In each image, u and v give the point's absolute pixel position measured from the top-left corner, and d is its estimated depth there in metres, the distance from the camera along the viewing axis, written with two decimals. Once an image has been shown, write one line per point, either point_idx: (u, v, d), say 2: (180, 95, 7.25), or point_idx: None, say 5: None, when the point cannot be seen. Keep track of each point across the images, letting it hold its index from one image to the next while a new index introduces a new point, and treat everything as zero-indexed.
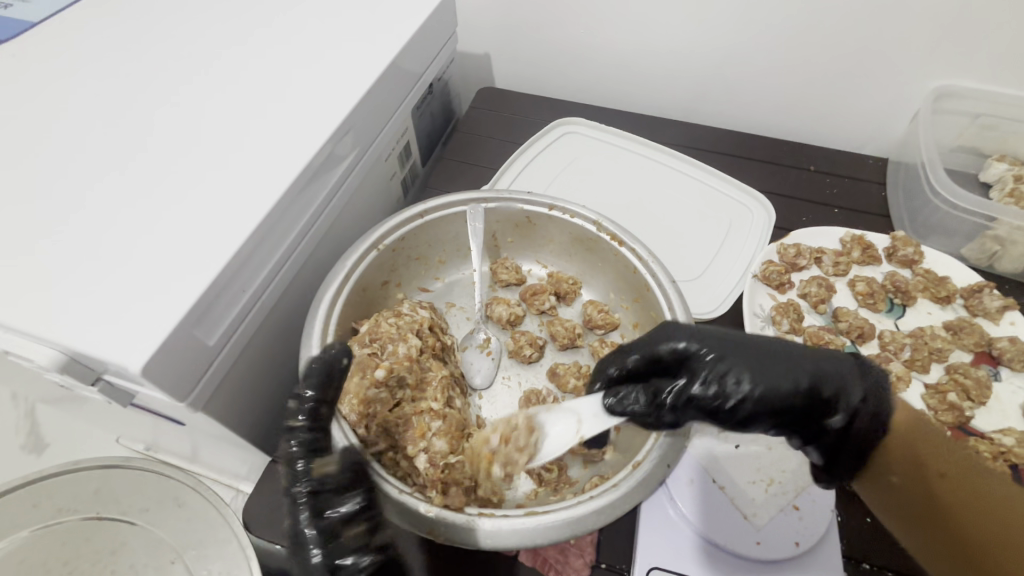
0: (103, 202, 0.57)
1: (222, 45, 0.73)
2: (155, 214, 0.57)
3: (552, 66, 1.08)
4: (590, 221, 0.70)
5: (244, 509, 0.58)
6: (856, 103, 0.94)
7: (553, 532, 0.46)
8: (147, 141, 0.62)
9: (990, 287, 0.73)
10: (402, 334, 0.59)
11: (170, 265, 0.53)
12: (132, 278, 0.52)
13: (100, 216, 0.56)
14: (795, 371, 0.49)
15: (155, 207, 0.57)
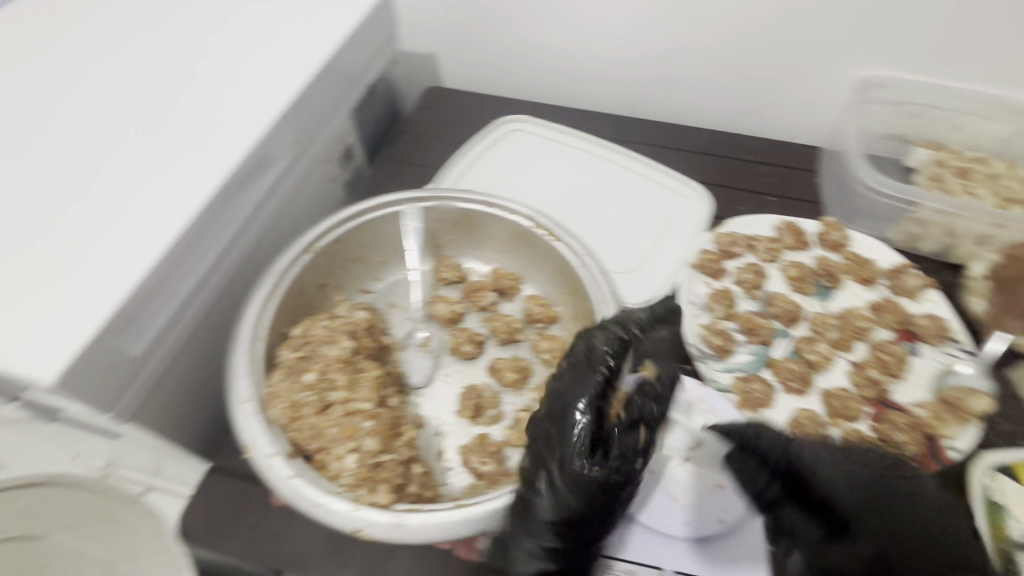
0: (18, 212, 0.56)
1: (144, 47, 0.71)
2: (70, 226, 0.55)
3: (497, 63, 1.08)
4: (526, 217, 0.71)
5: (180, 525, 0.59)
6: (790, 94, 0.96)
7: (474, 525, 0.48)
8: (64, 148, 0.61)
9: (911, 268, 0.78)
10: (335, 336, 0.59)
11: (86, 276, 0.52)
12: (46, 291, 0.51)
13: (13, 227, 0.55)
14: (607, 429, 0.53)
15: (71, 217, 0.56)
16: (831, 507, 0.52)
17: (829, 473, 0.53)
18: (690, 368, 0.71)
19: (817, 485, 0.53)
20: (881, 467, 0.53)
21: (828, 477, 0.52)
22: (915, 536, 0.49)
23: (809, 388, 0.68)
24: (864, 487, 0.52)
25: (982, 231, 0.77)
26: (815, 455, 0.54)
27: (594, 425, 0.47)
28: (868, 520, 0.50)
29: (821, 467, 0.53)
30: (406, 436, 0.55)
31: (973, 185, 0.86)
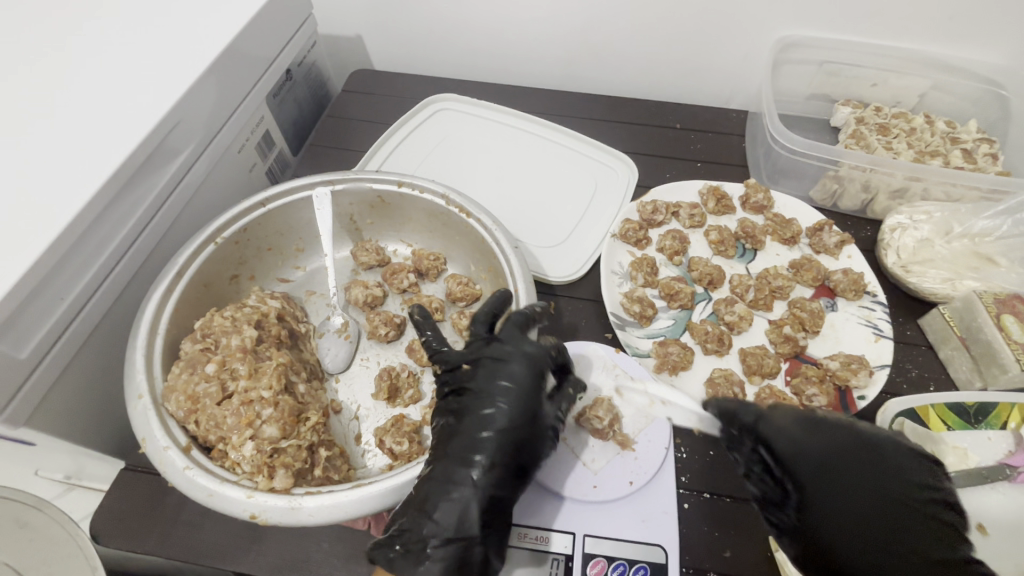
0: None
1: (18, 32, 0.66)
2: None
3: (424, 41, 1.05)
4: (439, 195, 0.70)
5: (90, 522, 0.56)
6: (717, 58, 0.95)
7: (377, 501, 0.48)
8: None
9: (830, 224, 0.78)
10: (237, 326, 0.59)
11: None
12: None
13: None
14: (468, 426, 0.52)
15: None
16: (803, 479, 0.50)
17: (816, 449, 0.51)
18: (613, 337, 0.71)
19: (785, 458, 0.51)
20: (858, 441, 0.52)
21: (801, 458, 0.51)
22: (865, 521, 0.48)
23: (727, 349, 0.69)
24: (829, 464, 0.50)
25: (897, 186, 0.78)
26: (781, 432, 0.51)
27: (476, 389, 0.54)
28: (828, 488, 0.49)
29: (787, 444, 0.51)
30: (311, 421, 0.55)
31: (892, 141, 0.87)
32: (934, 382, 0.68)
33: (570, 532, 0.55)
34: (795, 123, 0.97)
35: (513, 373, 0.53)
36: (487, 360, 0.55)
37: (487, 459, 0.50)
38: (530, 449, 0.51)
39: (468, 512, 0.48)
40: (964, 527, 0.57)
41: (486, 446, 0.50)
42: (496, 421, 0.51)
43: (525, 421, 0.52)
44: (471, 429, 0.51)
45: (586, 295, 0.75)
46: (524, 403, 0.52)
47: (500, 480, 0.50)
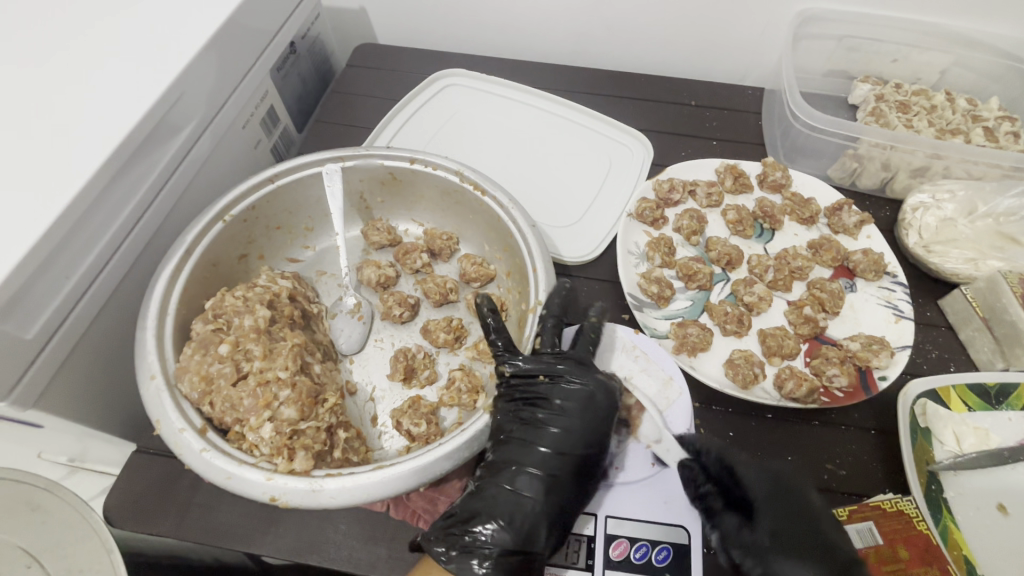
0: None
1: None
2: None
3: (430, 15, 1.01)
4: (453, 172, 0.68)
5: (104, 504, 0.55)
6: (732, 34, 0.92)
7: (397, 483, 0.47)
8: None
9: (849, 204, 0.77)
10: (250, 306, 0.57)
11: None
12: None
13: None
14: (544, 443, 0.53)
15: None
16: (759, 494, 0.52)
17: (781, 470, 0.53)
18: (630, 318, 0.70)
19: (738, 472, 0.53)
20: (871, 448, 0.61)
21: (758, 480, 0.52)
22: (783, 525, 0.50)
23: (746, 330, 0.68)
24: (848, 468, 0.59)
25: (918, 165, 0.77)
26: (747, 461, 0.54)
27: (550, 406, 0.55)
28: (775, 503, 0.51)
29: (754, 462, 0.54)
30: (329, 402, 0.54)
31: (913, 118, 0.85)
32: (954, 363, 0.67)
33: (592, 513, 0.54)
34: (813, 100, 0.94)
35: (589, 396, 0.55)
36: (568, 379, 0.56)
37: (560, 483, 0.52)
38: (598, 473, 0.54)
39: (543, 533, 0.50)
40: (986, 507, 0.56)
41: (561, 465, 0.53)
42: (568, 443, 0.53)
43: (591, 446, 0.54)
44: (541, 449, 0.53)
45: (602, 276, 0.74)
46: (600, 430, 0.55)
47: (571, 505, 0.52)
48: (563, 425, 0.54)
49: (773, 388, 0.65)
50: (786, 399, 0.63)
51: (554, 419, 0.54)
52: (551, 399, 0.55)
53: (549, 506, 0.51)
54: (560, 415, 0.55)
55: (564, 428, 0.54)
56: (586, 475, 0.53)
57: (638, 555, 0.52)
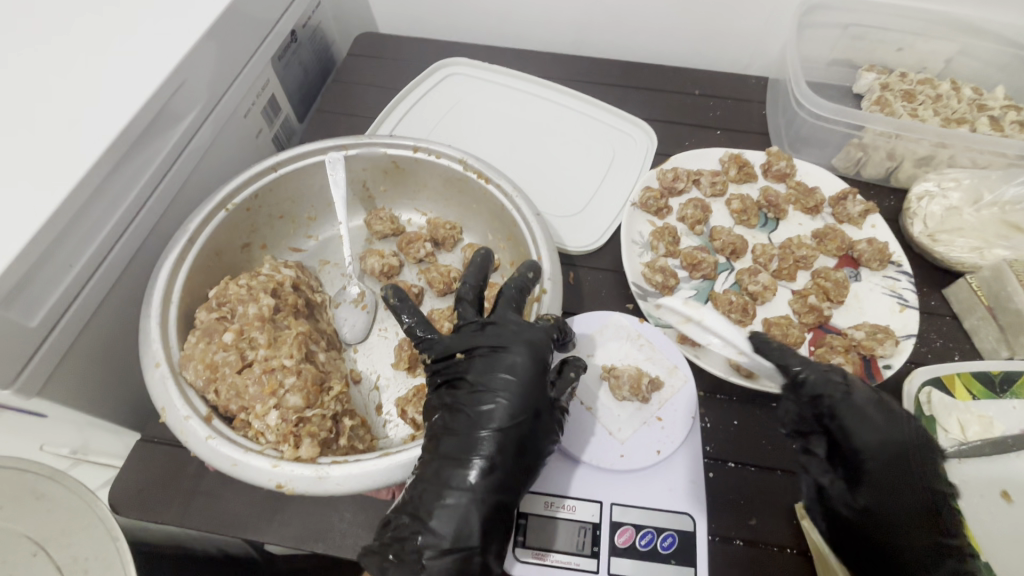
0: None
1: None
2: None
3: (431, 3, 1.00)
4: (456, 160, 0.68)
5: (109, 494, 0.55)
6: (736, 23, 0.92)
7: (405, 471, 0.48)
8: None
9: (854, 193, 0.76)
10: (254, 294, 0.57)
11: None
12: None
13: None
14: (471, 421, 0.50)
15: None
16: (868, 467, 0.51)
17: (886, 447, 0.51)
18: (635, 308, 0.70)
19: (852, 443, 0.52)
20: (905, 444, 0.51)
21: (876, 448, 0.51)
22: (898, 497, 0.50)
23: (751, 319, 0.68)
24: (894, 458, 0.51)
25: (924, 154, 0.76)
26: (863, 423, 0.52)
27: (473, 381, 0.52)
28: (879, 477, 0.50)
29: (866, 433, 0.52)
30: (334, 390, 0.54)
31: (918, 108, 0.84)
32: (959, 352, 0.67)
33: (597, 501, 0.54)
34: (817, 89, 0.94)
35: (511, 366, 0.51)
36: (484, 350, 0.53)
37: (488, 461, 0.48)
38: (532, 447, 0.50)
39: (470, 516, 0.47)
40: (991, 495, 0.56)
41: (496, 443, 0.49)
42: (501, 418, 0.49)
43: (523, 417, 0.50)
44: (470, 428, 0.50)
45: (606, 266, 0.74)
46: (524, 399, 0.50)
47: (500, 484, 0.48)
48: (491, 400, 0.50)
49: None
50: None
51: (476, 396, 0.51)
52: (473, 374, 0.52)
53: (481, 487, 0.48)
54: (484, 390, 0.51)
55: (490, 403, 0.50)
56: (522, 450, 0.49)
57: (644, 541, 0.52)
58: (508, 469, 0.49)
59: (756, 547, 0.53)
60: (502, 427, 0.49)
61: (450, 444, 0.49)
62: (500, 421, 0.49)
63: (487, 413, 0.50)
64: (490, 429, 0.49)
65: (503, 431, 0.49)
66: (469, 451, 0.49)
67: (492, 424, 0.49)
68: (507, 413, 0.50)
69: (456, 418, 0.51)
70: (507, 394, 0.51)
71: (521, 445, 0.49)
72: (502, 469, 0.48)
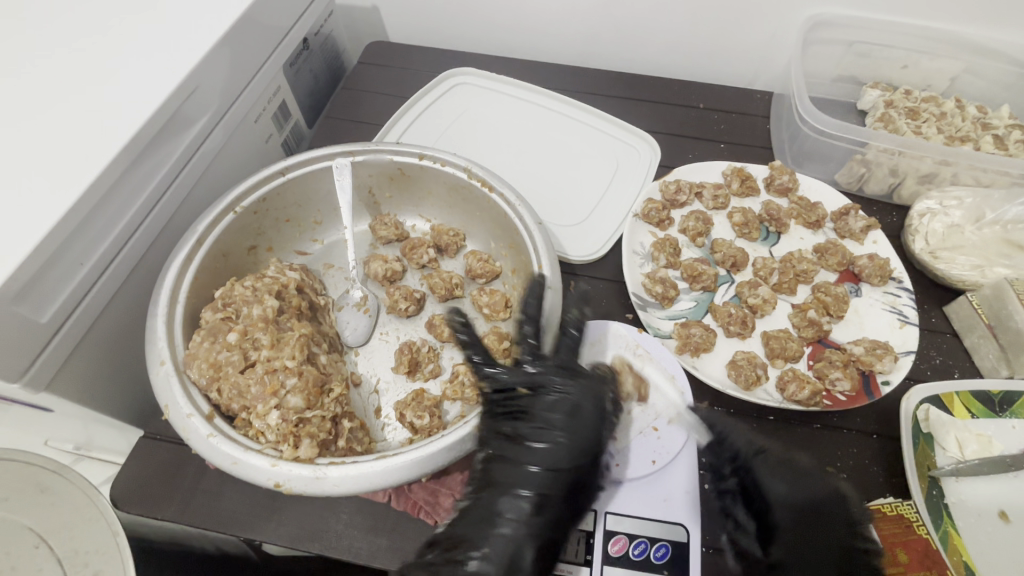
0: None
1: None
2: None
3: (442, 14, 1.02)
4: (461, 168, 0.69)
5: (112, 486, 0.57)
6: (742, 38, 0.93)
7: (403, 473, 0.48)
8: None
9: (856, 209, 0.76)
10: (259, 296, 0.58)
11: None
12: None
13: None
14: (527, 456, 0.52)
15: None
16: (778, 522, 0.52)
17: (798, 496, 0.52)
18: (634, 318, 0.71)
19: (764, 497, 0.53)
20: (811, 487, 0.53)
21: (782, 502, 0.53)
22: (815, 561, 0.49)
23: (750, 331, 0.68)
24: (804, 510, 0.52)
25: (926, 171, 0.77)
26: (773, 475, 0.53)
27: (530, 417, 0.54)
28: (794, 537, 0.51)
29: (777, 488, 0.53)
30: (334, 392, 0.55)
31: (922, 125, 0.85)
32: (958, 370, 0.67)
33: (590, 509, 0.55)
34: (821, 105, 0.94)
35: (575, 406, 0.54)
36: (547, 390, 0.55)
37: (543, 497, 0.50)
38: (585, 487, 0.52)
39: (524, 546, 0.48)
40: (988, 515, 0.56)
41: (552, 479, 0.51)
42: (560, 458, 0.52)
43: (582, 457, 0.52)
44: (524, 462, 0.52)
45: (606, 275, 0.74)
46: (583, 441, 0.53)
47: (553, 520, 0.50)
48: (550, 439, 0.53)
49: (775, 391, 0.64)
50: (789, 401, 0.63)
51: (533, 431, 0.53)
52: (532, 412, 0.54)
53: (534, 520, 0.49)
54: (543, 426, 0.53)
55: (550, 440, 0.53)
56: (577, 490, 0.51)
57: (637, 551, 0.52)
58: (558, 507, 0.50)
59: (751, 561, 0.53)
60: (559, 467, 0.51)
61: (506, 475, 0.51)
62: (556, 462, 0.52)
63: (543, 450, 0.52)
64: (545, 467, 0.51)
65: (557, 470, 0.51)
66: (522, 485, 0.51)
67: (549, 463, 0.52)
68: (564, 455, 0.52)
69: (512, 451, 0.52)
70: (565, 435, 0.53)
71: (574, 485, 0.51)
72: (554, 506, 0.50)
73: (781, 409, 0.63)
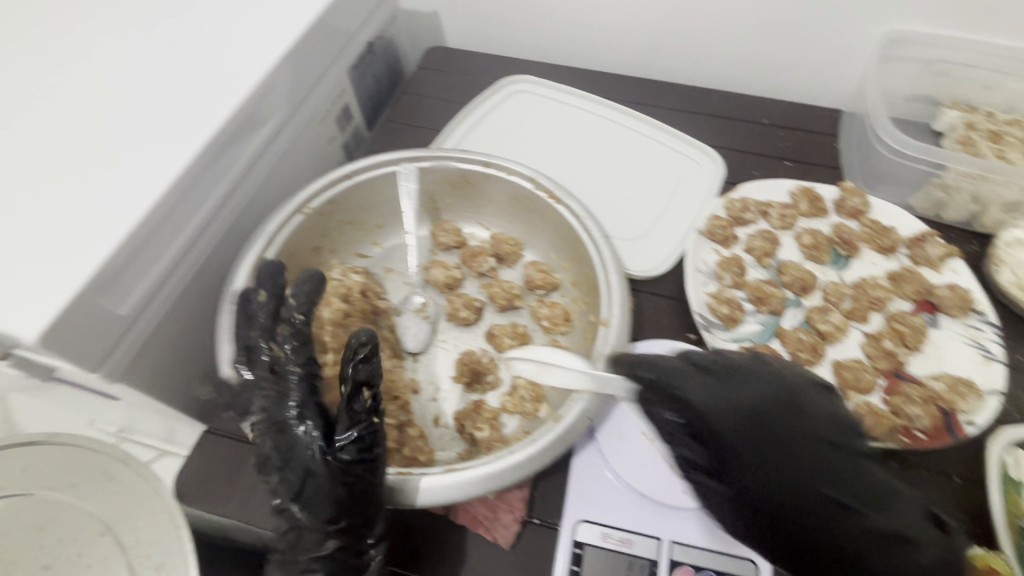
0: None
1: None
2: (18, 178, 0.52)
3: (501, 19, 1.02)
4: (526, 178, 0.68)
5: (176, 480, 0.58)
6: (812, 54, 0.90)
7: (469, 488, 0.48)
8: (40, 90, 0.58)
9: (934, 235, 0.73)
10: (327, 299, 0.61)
11: (17, 233, 0.49)
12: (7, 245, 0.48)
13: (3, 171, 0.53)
14: (311, 474, 0.47)
15: (38, 166, 0.53)
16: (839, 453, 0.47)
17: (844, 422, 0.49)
18: (697, 339, 0.68)
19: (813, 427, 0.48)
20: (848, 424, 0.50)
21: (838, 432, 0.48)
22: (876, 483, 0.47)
23: (820, 360, 0.66)
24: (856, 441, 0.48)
25: (1013, 199, 0.72)
26: (825, 408, 0.49)
27: (273, 425, 0.49)
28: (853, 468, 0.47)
29: (822, 418, 0.48)
30: (399, 401, 0.59)
31: (1006, 149, 0.80)
32: None
33: (655, 537, 0.53)
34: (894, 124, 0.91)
35: (285, 414, 0.49)
36: (275, 393, 0.50)
37: (302, 511, 0.47)
38: (333, 503, 0.47)
39: (333, 552, 0.48)
40: None
41: (302, 495, 0.47)
42: (298, 473, 0.47)
43: (305, 472, 0.47)
44: (297, 478, 0.47)
45: (667, 293, 0.73)
46: (298, 454, 0.48)
47: (334, 530, 0.48)
48: (278, 451, 0.48)
49: None
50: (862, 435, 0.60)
51: (271, 440, 0.49)
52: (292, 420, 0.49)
53: (321, 531, 0.48)
54: (274, 438, 0.49)
55: (276, 450, 0.49)
56: (307, 503, 0.47)
57: None
58: (335, 518, 0.48)
59: None
60: (302, 484, 0.47)
61: (292, 492, 0.48)
62: (300, 479, 0.47)
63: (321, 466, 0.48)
64: (320, 483, 0.47)
65: (308, 487, 0.47)
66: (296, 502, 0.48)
67: (307, 479, 0.47)
68: (307, 468, 0.47)
69: (295, 468, 0.48)
70: (281, 446, 0.48)
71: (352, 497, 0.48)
72: (327, 516, 0.47)
73: None
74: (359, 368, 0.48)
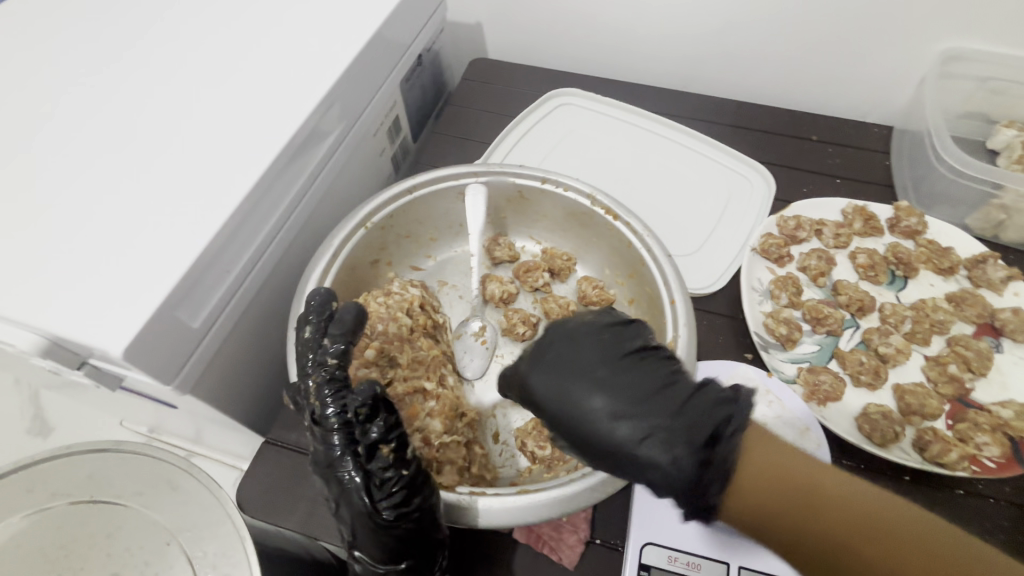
0: (77, 168, 0.55)
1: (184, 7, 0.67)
2: (99, 192, 0.53)
3: (545, 31, 1.02)
4: (584, 194, 0.68)
5: (238, 492, 0.60)
6: (863, 70, 0.89)
7: (544, 511, 0.47)
8: (115, 103, 0.59)
9: (995, 257, 0.72)
10: (392, 313, 0.60)
11: (101, 248, 0.50)
12: (89, 259, 0.50)
13: (82, 184, 0.54)
14: (361, 527, 0.47)
15: (117, 180, 0.54)
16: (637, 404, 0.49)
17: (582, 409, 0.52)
18: (753, 358, 0.68)
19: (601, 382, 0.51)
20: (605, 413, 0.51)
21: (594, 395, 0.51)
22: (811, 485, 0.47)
23: (881, 382, 0.65)
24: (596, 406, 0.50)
25: None
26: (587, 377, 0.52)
27: (327, 479, 0.47)
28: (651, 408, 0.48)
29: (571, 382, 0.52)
30: (467, 418, 0.57)
31: None
32: None
33: (724, 562, 0.52)
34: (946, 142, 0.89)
35: (332, 472, 0.46)
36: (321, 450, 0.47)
37: (365, 551, 0.48)
38: (391, 548, 0.47)
39: None
40: None
41: (359, 540, 0.48)
42: (352, 524, 0.47)
43: (358, 524, 0.47)
44: (351, 526, 0.47)
45: (721, 311, 0.72)
46: (349, 510, 0.46)
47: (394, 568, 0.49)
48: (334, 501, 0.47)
49: (912, 450, 0.61)
50: (928, 461, 0.59)
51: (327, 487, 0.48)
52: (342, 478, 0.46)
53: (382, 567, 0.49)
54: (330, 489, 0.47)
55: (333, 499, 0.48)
56: (364, 545, 0.48)
57: None
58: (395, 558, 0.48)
59: None
60: (358, 533, 0.47)
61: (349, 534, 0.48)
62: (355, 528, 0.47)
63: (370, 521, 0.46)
64: (372, 534, 0.47)
65: (364, 536, 0.47)
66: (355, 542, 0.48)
67: (364, 528, 0.47)
68: (361, 520, 0.47)
69: (347, 518, 0.47)
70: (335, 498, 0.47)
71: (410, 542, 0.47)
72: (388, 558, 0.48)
73: (918, 469, 0.59)
74: (376, 424, 0.47)
